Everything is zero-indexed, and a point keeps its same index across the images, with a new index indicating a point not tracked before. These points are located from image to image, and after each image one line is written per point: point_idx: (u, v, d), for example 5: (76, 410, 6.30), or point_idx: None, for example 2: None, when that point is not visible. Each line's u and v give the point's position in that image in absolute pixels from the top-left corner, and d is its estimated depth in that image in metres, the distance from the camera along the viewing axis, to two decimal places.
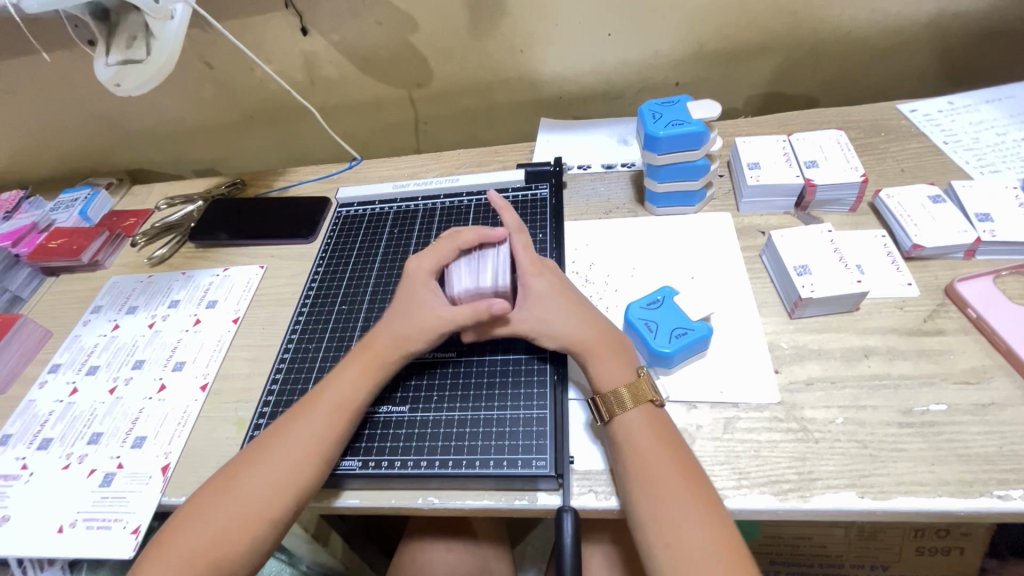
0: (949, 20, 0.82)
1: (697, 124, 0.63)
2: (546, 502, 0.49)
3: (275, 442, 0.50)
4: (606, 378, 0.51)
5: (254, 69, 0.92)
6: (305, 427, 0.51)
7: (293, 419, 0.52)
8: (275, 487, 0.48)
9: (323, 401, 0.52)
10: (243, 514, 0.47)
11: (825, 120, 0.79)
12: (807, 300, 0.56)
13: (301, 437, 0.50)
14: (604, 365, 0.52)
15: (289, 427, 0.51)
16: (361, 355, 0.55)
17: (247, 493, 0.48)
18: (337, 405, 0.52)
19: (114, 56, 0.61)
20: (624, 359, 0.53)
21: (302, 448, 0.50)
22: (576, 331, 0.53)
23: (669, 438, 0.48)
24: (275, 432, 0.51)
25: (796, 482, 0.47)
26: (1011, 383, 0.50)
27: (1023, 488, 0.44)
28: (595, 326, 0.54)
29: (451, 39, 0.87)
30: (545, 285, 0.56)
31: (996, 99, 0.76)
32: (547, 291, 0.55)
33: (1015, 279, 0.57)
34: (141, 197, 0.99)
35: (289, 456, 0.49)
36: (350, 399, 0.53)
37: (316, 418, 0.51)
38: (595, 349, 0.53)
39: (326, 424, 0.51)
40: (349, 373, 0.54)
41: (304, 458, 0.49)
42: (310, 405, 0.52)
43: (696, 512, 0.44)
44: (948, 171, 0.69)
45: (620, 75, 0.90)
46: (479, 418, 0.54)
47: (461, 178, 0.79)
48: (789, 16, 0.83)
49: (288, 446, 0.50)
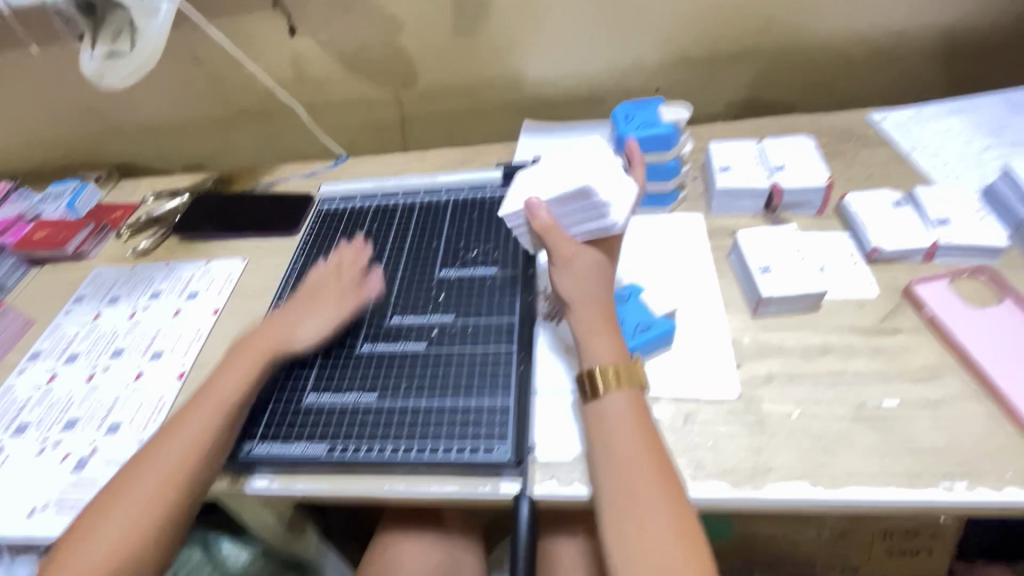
0: (919, 31, 0.85)
1: (666, 127, 0.65)
2: (508, 489, 0.50)
3: (163, 443, 0.52)
4: (598, 353, 0.52)
5: (242, 67, 0.94)
6: (187, 428, 0.52)
7: (183, 418, 0.53)
8: (158, 486, 0.49)
9: (210, 393, 0.54)
10: (135, 518, 0.48)
11: (798, 126, 0.81)
12: (768, 297, 0.58)
13: (187, 435, 0.52)
14: (599, 342, 0.52)
15: (178, 426, 0.53)
16: (253, 345, 0.58)
17: (136, 496, 0.49)
18: (223, 399, 0.54)
19: (100, 49, 0.63)
20: (617, 337, 0.53)
21: (185, 442, 0.51)
22: (582, 297, 0.54)
23: (646, 425, 0.48)
24: (170, 430, 0.53)
25: (750, 472, 0.49)
26: (962, 380, 0.52)
27: (967, 479, 0.46)
28: (604, 305, 0.54)
29: (435, 41, 0.89)
30: (591, 255, 0.55)
31: (963, 109, 0.79)
32: (589, 263, 0.55)
33: (970, 281, 0.59)
34: (129, 191, 1.00)
35: (168, 461, 0.51)
36: (230, 392, 0.55)
37: (201, 413, 0.53)
38: (598, 320, 0.53)
39: (208, 419, 0.53)
40: (237, 364, 0.57)
41: (187, 451, 0.51)
42: (203, 399, 0.54)
43: (660, 502, 0.44)
44: (912, 177, 0.71)
45: (602, 80, 0.93)
46: (446, 407, 0.55)
47: (441, 176, 0.81)
48: (764, 24, 0.85)
49: (175, 445, 0.51)
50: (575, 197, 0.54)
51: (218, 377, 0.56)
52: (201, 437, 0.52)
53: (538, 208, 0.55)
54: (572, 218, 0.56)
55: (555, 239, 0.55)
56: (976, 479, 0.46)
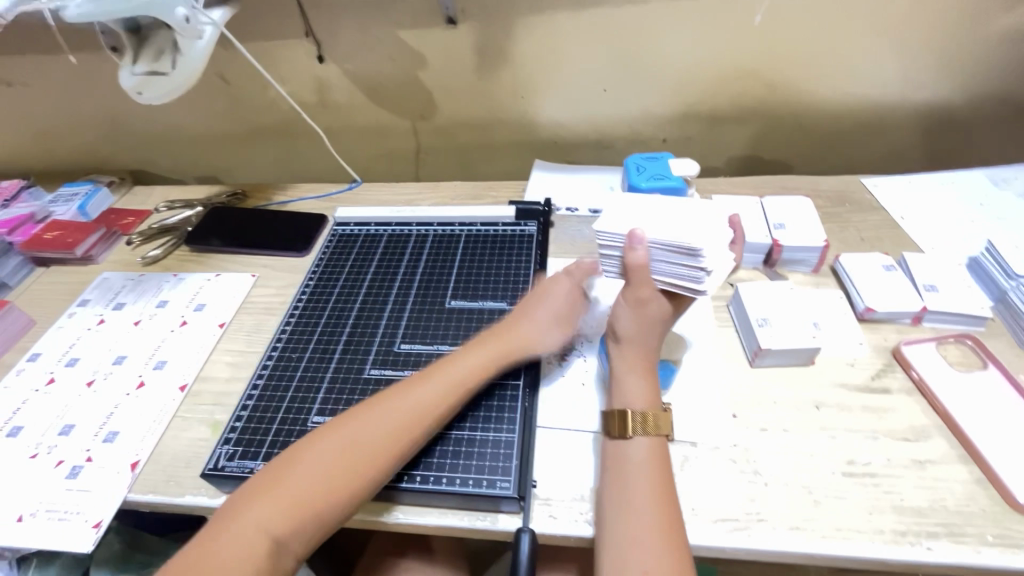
0: (910, 107, 0.91)
1: (676, 180, 0.68)
2: (506, 524, 0.51)
3: (348, 433, 0.50)
4: (629, 398, 0.54)
5: (267, 88, 0.97)
6: (394, 413, 0.52)
7: (370, 409, 0.52)
8: (348, 469, 0.48)
9: (436, 379, 0.55)
10: (289, 506, 0.46)
11: (796, 187, 0.85)
12: (766, 350, 0.60)
13: (401, 412, 0.52)
14: (632, 385, 0.54)
15: (372, 414, 0.52)
16: (492, 341, 0.59)
17: (302, 481, 0.47)
18: (456, 382, 0.55)
19: (140, 66, 0.65)
20: (653, 381, 0.55)
21: (398, 420, 0.51)
22: (632, 337, 0.55)
23: (661, 474, 0.50)
24: (352, 420, 0.51)
25: (744, 520, 0.50)
26: (947, 443, 0.54)
27: (950, 540, 0.48)
28: (645, 354, 0.56)
29: (457, 79, 0.93)
30: (658, 312, 0.55)
31: (951, 182, 0.83)
32: (653, 318, 0.55)
33: (956, 347, 0.62)
34: (141, 198, 1.01)
35: (360, 457, 0.49)
36: (468, 379, 0.56)
37: (427, 393, 0.54)
38: (641, 361, 0.56)
39: (434, 407, 0.53)
40: (479, 353, 0.58)
41: (396, 431, 0.51)
42: (402, 390, 0.54)
43: (663, 549, 0.45)
44: (902, 243, 0.75)
45: (612, 128, 0.97)
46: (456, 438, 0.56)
47: (455, 208, 0.83)
48: (768, 89, 0.90)
49: (370, 432, 0.50)
50: (679, 248, 0.52)
51: (450, 364, 0.57)
52: (430, 412, 0.53)
53: (638, 243, 0.53)
54: (663, 265, 0.54)
55: (640, 280, 0.54)
56: (960, 541, 0.47)
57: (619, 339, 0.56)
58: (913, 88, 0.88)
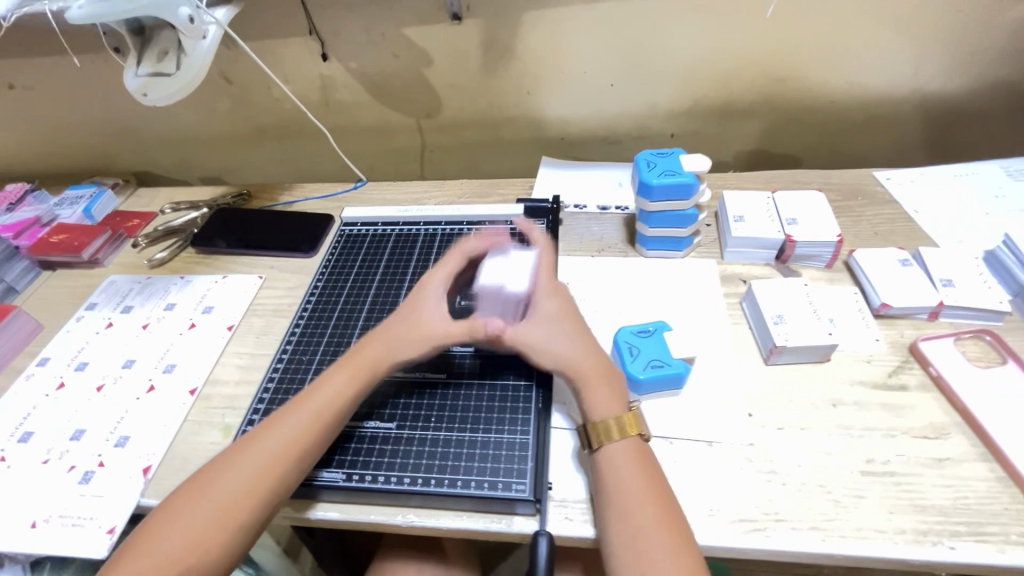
0: (922, 99, 0.89)
1: (688, 176, 0.67)
2: (522, 527, 0.50)
3: (209, 484, 0.48)
4: (597, 406, 0.53)
5: (271, 87, 0.96)
6: (260, 455, 0.50)
7: (232, 456, 0.50)
8: (216, 520, 0.46)
9: (299, 410, 0.52)
10: (221, 505, 0.47)
11: (807, 181, 0.84)
12: (781, 348, 0.59)
13: (267, 451, 0.50)
14: (598, 392, 0.53)
15: (236, 459, 0.50)
16: (351, 359, 0.57)
17: (232, 480, 0.48)
18: (321, 410, 0.53)
19: (144, 67, 0.65)
20: (614, 385, 0.54)
21: (266, 461, 0.49)
22: (573, 357, 0.55)
23: (649, 478, 0.49)
24: (215, 469, 0.49)
25: (762, 521, 0.49)
26: (967, 441, 0.53)
27: (973, 539, 0.47)
28: (595, 358, 0.55)
29: (462, 76, 0.92)
30: (567, 311, 0.58)
31: (965, 174, 0.82)
32: (558, 316, 0.58)
33: (974, 342, 0.61)
34: (146, 200, 1.01)
35: (224, 506, 0.47)
36: (336, 404, 0.53)
37: (292, 428, 0.51)
38: (590, 367, 0.54)
39: (301, 441, 0.51)
40: (340, 375, 0.55)
41: (268, 469, 0.49)
42: (266, 430, 0.51)
43: (669, 549, 0.45)
44: (917, 237, 0.74)
45: (619, 123, 0.96)
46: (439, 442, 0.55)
47: (462, 207, 0.82)
48: (777, 82, 0.89)
49: (232, 479, 0.48)
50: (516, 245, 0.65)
51: (312, 391, 0.54)
52: (301, 444, 0.51)
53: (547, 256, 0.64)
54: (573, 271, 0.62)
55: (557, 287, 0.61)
56: (983, 540, 0.47)
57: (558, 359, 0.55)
58: (926, 79, 0.87)
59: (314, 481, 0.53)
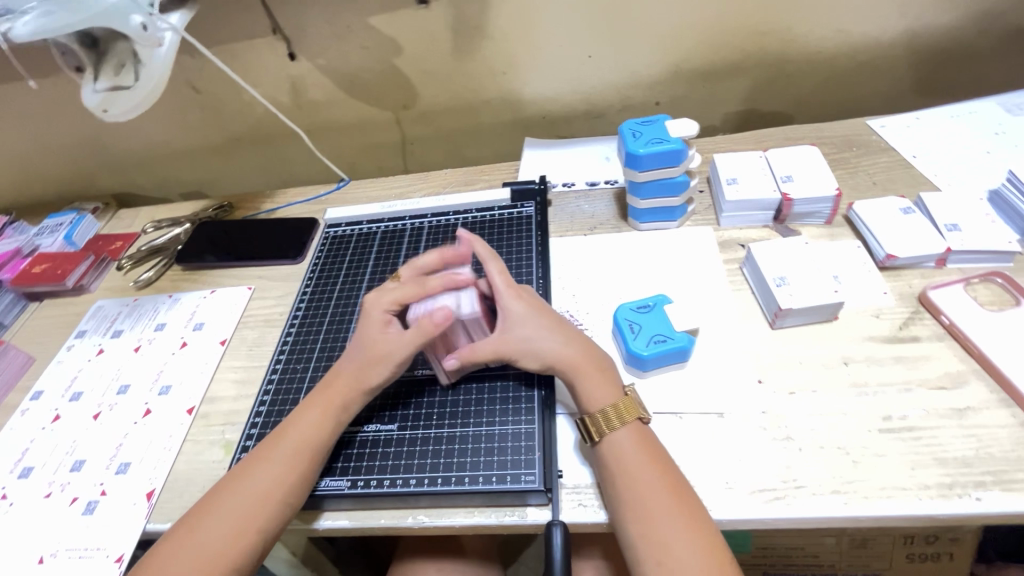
0: (912, 39, 0.86)
1: (675, 142, 0.65)
2: (536, 517, 0.49)
3: (198, 528, 0.47)
4: (593, 396, 0.51)
5: (241, 93, 0.93)
6: (245, 497, 0.48)
7: (215, 500, 0.49)
8: (207, 564, 0.46)
9: (283, 446, 0.51)
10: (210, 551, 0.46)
11: (800, 136, 0.82)
12: (786, 310, 0.57)
13: (252, 490, 0.49)
14: (592, 382, 0.52)
15: (224, 499, 0.49)
16: (324, 391, 0.54)
17: (218, 523, 0.47)
18: (301, 446, 0.51)
19: (103, 83, 0.62)
20: (607, 373, 0.53)
21: (252, 503, 0.48)
22: (555, 351, 0.53)
23: (656, 460, 0.48)
24: (202, 513, 0.48)
25: (782, 490, 0.48)
26: (986, 388, 0.52)
27: (999, 488, 0.45)
28: (579, 345, 0.54)
29: (435, 62, 0.89)
30: (523, 306, 0.55)
31: (961, 114, 0.80)
32: (524, 313, 0.55)
33: (985, 286, 0.59)
34: (128, 221, 0.99)
35: (213, 551, 0.46)
36: (313, 440, 0.52)
37: (272, 468, 0.50)
38: (580, 358, 0.53)
39: (283, 480, 0.49)
40: (314, 410, 0.53)
41: (254, 510, 0.48)
42: (248, 471, 0.50)
43: (686, 532, 0.44)
44: (917, 183, 0.72)
45: (601, 96, 0.93)
46: (439, 445, 0.54)
47: (448, 197, 0.80)
48: (760, 37, 0.86)
49: (218, 523, 0.47)
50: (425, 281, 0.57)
51: (287, 429, 0.52)
52: (285, 484, 0.49)
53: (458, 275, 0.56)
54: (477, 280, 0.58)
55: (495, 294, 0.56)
56: (1009, 488, 0.45)
57: (536, 357, 0.53)
58: (914, 18, 0.84)
59: (318, 489, 0.52)
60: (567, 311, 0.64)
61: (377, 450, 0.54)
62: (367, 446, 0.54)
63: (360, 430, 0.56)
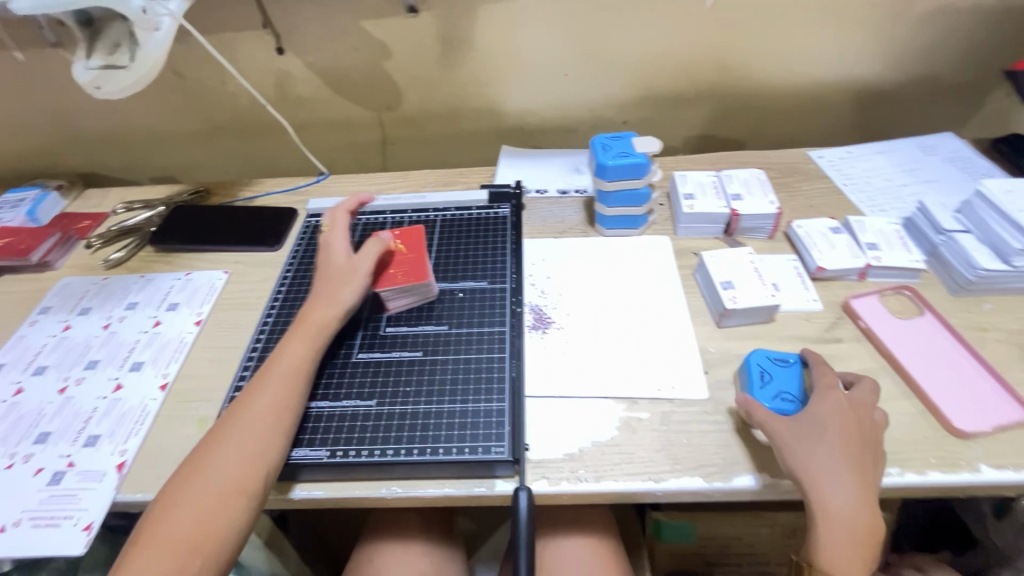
0: (848, 83, 0.98)
1: (640, 157, 0.72)
2: (502, 487, 0.53)
3: (201, 471, 0.50)
4: (840, 566, 0.49)
5: (225, 82, 0.95)
6: (246, 430, 0.52)
7: (217, 438, 0.52)
8: (222, 486, 0.49)
9: (273, 378, 0.56)
10: (223, 478, 0.50)
11: (749, 161, 0.91)
12: (731, 311, 0.64)
13: (256, 416, 0.53)
14: (844, 556, 0.49)
15: (228, 434, 0.52)
16: (300, 328, 0.60)
17: (227, 452, 0.51)
18: (290, 376, 0.56)
19: (96, 61, 0.64)
20: (866, 551, 0.49)
21: (253, 433, 0.52)
22: (848, 510, 0.49)
23: None
24: (199, 458, 0.51)
25: (720, 465, 0.54)
26: (893, 382, 0.60)
27: (898, 465, 0.53)
28: (869, 510, 0.50)
29: (421, 68, 0.93)
30: (849, 447, 0.51)
31: (885, 151, 0.91)
32: (842, 457, 0.50)
33: (896, 297, 0.69)
34: (96, 201, 0.97)
35: (228, 481, 0.49)
36: (300, 367, 0.57)
37: (269, 394, 0.55)
38: (852, 509, 0.49)
39: (282, 400, 0.55)
40: (294, 344, 0.59)
41: (260, 436, 0.52)
42: (247, 402, 0.54)
43: None
44: (846, 208, 0.81)
45: (575, 112, 1.00)
46: (415, 388, 0.60)
47: (428, 195, 0.84)
48: (719, 70, 0.95)
49: (226, 453, 0.51)
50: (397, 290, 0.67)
51: (275, 363, 0.57)
52: (281, 409, 0.54)
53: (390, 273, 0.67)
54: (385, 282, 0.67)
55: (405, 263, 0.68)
56: (907, 465, 0.53)
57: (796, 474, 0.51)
58: (850, 65, 0.95)
59: (295, 459, 0.54)
60: (538, 304, 0.70)
61: (356, 423, 0.57)
62: (346, 421, 0.57)
63: (338, 407, 0.59)
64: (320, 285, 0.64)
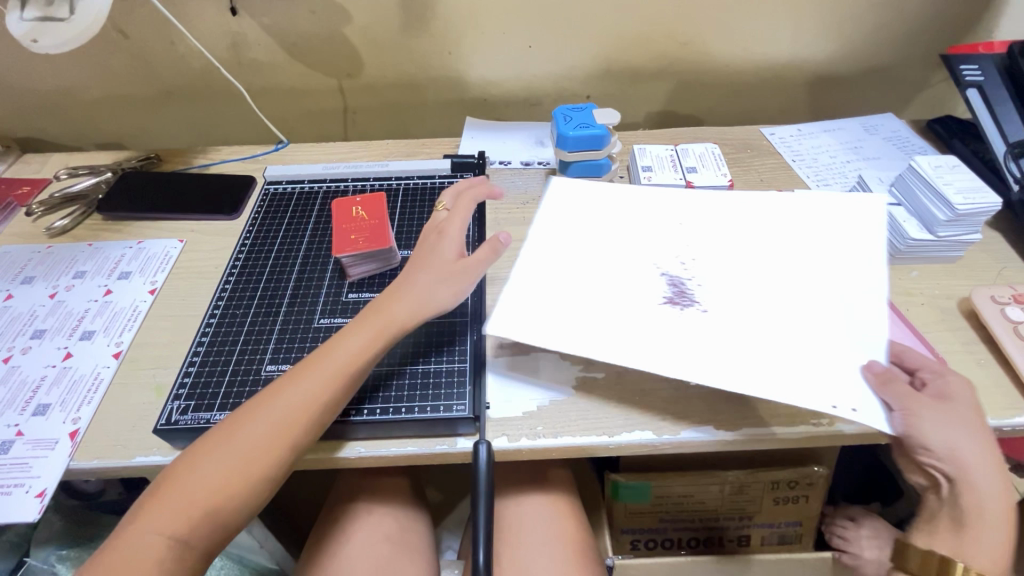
0: (799, 63, 1.01)
1: (599, 128, 0.74)
2: (464, 444, 0.55)
3: (225, 445, 0.48)
4: (980, 548, 0.50)
5: (175, 43, 0.91)
6: (275, 416, 0.49)
7: (253, 413, 0.50)
8: (235, 469, 0.47)
9: (322, 366, 0.52)
10: (244, 458, 0.47)
11: (706, 136, 0.94)
12: None
13: (290, 404, 0.50)
14: (983, 536, 0.50)
15: (260, 412, 0.49)
16: (375, 318, 0.55)
17: (252, 432, 0.48)
18: (341, 369, 0.52)
19: (31, 11, 0.60)
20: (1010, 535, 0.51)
21: (282, 421, 0.49)
22: (996, 490, 0.50)
23: None
24: (221, 437, 0.48)
25: (670, 419, 0.57)
26: None
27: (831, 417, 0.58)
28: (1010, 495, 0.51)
29: (382, 35, 0.92)
30: (972, 417, 0.51)
31: (831, 130, 0.96)
32: (969, 420, 0.50)
33: None
34: (35, 166, 0.92)
35: (244, 464, 0.47)
36: (355, 360, 0.53)
37: (315, 382, 0.51)
38: (1005, 509, 0.50)
39: (328, 392, 0.51)
40: (359, 335, 0.54)
41: (285, 427, 0.49)
42: (290, 384, 0.51)
43: None
44: (793, 183, 0.85)
45: (538, 85, 1.00)
46: None
47: (391, 164, 0.84)
48: (677, 46, 0.97)
49: (255, 434, 0.48)
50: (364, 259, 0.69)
51: (333, 349, 0.53)
52: (316, 404, 0.50)
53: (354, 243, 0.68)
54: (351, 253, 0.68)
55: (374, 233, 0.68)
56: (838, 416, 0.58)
57: (941, 458, 0.50)
58: (801, 46, 0.99)
59: None
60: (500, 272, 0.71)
61: None
62: None
63: None
64: (421, 269, 0.57)
